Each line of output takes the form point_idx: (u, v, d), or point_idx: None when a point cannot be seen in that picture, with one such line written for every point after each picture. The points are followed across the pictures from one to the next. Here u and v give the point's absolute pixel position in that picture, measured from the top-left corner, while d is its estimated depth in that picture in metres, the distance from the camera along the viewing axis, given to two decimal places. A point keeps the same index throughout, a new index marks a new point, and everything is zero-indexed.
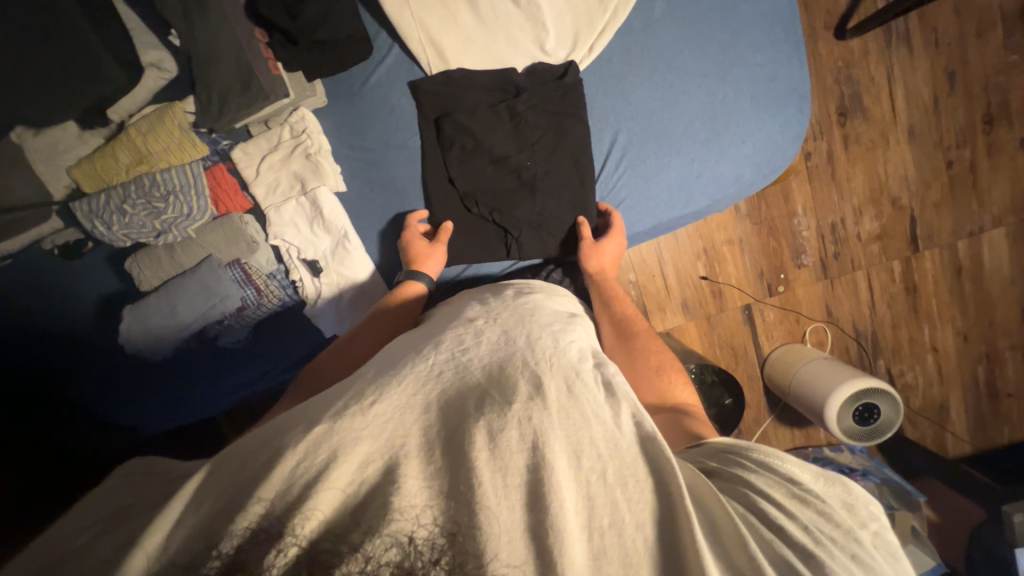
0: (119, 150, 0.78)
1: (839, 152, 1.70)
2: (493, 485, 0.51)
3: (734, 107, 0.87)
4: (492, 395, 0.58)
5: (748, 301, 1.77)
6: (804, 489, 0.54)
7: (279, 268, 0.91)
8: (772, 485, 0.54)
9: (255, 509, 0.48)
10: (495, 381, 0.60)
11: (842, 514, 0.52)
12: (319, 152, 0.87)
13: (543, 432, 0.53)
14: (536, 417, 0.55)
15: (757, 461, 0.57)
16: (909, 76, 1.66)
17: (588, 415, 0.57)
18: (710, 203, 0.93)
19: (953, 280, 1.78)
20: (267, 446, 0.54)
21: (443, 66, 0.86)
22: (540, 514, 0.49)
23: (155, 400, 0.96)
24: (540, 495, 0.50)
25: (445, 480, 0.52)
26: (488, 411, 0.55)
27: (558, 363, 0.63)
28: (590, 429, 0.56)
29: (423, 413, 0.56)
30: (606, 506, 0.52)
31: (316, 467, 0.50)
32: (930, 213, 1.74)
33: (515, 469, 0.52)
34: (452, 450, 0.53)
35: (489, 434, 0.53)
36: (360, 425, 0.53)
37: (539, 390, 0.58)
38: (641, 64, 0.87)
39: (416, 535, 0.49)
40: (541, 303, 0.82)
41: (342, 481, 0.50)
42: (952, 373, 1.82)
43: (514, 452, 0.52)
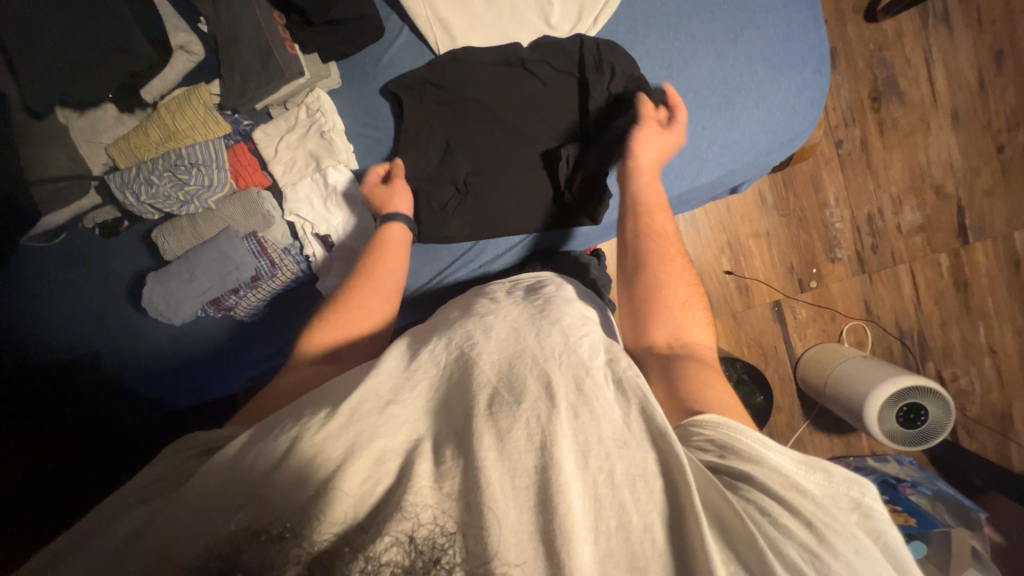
0: (150, 128, 0.85)
1: (874, 138, 1.61)
2: (503, 485, 0.48)
3: (746, 71, 0.84)
4: (501, 393, 0.55)
5: (777, 297, 1.68)
6: (799, 479, 0.49)
7: (294, 243, 0.93)
8: (771, 476, 0.49)
9: (260, 512, 0.48)
10: (504, 379, 0.56)
11: (833, 505, 0.48)
12: (332, 130, 0.90)
13: (552, 432, 0.50)
14: (546, 417, 0.52)
15: (748, 445, 0.52)
16: (950, 56, 1.57)
17: (598, 414, 0.53)
18: (724, 173, 0.89)
19: (1010, 274, 1.64)
20: (278, 435, 0.54)
21: (450, 43, 0.89)
22: (547, 520, 0.47)
23: (179, 380, 1.00)
24: (550, 498, 0.47)
25: (456, 480, 0.50)
26: (497, 409, 0.53)
27: (566, 359, 0.58)
28: (599, 428, 0.52)
29: (434, 415, 0.56)
30: (613, 507, 0.48)
31: (331, 462, 0.50)
32: (980, 201, 1.61)
33: (526, 469, 0.49)
34: (462, 448, 0.51)
35: (497, 433, 0.51)
36: (375, 422, 0.53)
37: (549, 389, 0.54)
38: (647, 32, 0.86)
39: (416, 532, 0.47)
40: (552, 292, 0.75)
41: (355, 480, 0.49)
42: (1014, 377, 1.65)
43: (523, 451, 0.50)
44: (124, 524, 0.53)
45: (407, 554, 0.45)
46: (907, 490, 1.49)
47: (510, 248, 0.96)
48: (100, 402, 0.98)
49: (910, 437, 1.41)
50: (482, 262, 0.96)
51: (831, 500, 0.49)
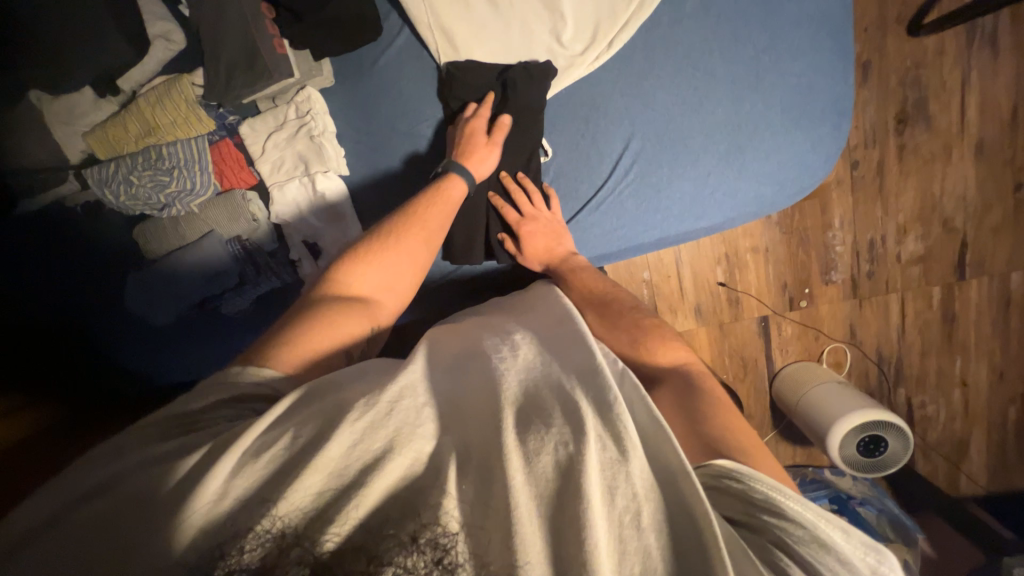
0: (130, 121, 0.80)
1: (892, 163, 1.55)
2: (530, 510, 0.45)
3: (762, 120, 0.79)
4: (532, 413, 0.52)
5: (765, 312, 1.70)
6: (825, 538, 0.48)
7: (278, 247, 0.92)
8: (796, 535, 0.48)
9: (294, 504, 0.45)
10: (530, 400, 0.54)
11: (862, 571, 0.47)
12: (322, 134, 0.85)
13: (583, 459, 0.47)
14: (574, 444, 0.48)
15: (765, 494, 0.50)
16: (989, 82, 1.47)
17: (628, 446, 0.49)
18: (723, 220, 0.86)
19: (998, 311, 1.65)
20: (301, 421, 0.51)
21: (452, 52, 0.82)
22: (573, 546, 0.43)
23: (168, 357, 0.97)
24: (575, 530, 0.44)
25: (480, 495, 0.47)
26: (525, 427, 0.50)
27: (596, 379, 0.55)
28: (627, 463, 0.48)
29: (463, 422, 0.53)
30: (638, 551, 0.45)
31: (360, 463, 0.47)
32: (985, 238, 1.59)
33: (551, 495, 0.46)
34: (486, 463, 0.49)
35: (524, 453, 0.48)
36: (412, 423, 0.50)
37: (577, 413, 0.51)
38: (663, 63, 0.80)
39: (420, 535, 0.44)
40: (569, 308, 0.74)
41: (379, 487, 0.46)
42: (979, 409, 1.72)
43: (549, 476, 0.47)
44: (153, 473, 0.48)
45: (411, 556, 0.43)
46: (856, 505, 1.59)
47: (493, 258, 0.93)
48: (89, 370, 0.97)
49: (867, 464, 1.49)
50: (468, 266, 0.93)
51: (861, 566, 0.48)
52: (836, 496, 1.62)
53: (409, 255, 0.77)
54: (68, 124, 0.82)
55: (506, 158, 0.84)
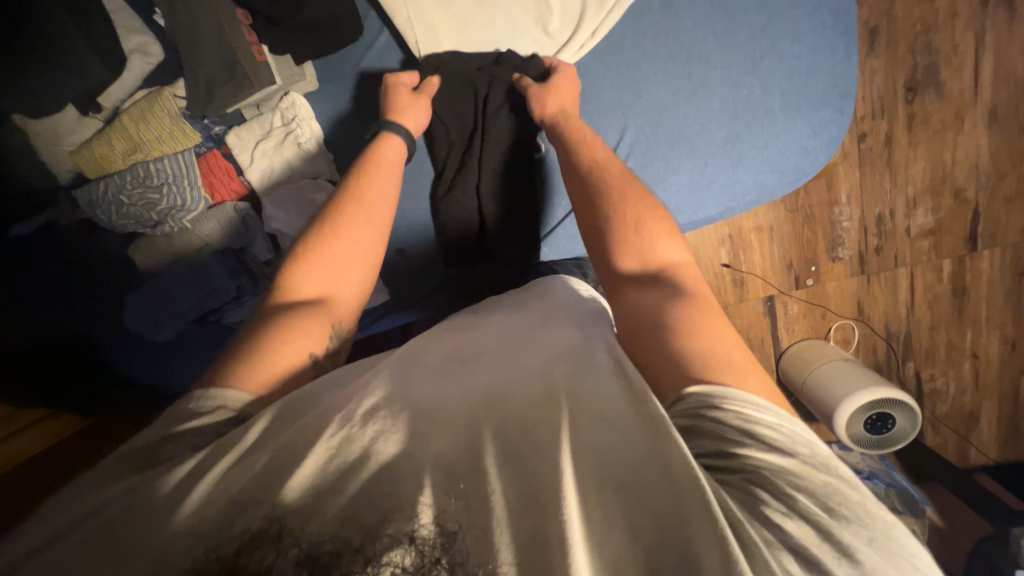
0: (114, 138, 0.79)
1: (901, 133, 1.49)
2: (508, 491, 0.45)
3: (760, 105, 0.76)
4: (520, 398, 0.53)
5: (771, 292, 1.68)
6: (806, 466, 0.43)
7: (273, 257, 0.91)
8: (776, 467, 0.43)
9: (274, 502, 0.45)
10: (513, 386, 0.55)
11: (848, 493, 0.42)
12: (310, 140, 0.84)
13: (563, 441, 0.47)
14: (554, 425, 0.48)
15: (739, 427, 0.45)
16: (1004, 44, 1.40)
17: (608, 422, 0.49)
18: (722, 210, 0.83)
19: (1010, 281, 1.62)
20: (292, 425, 0.52)
21: (434, 44, 0.80)
22: (552, 525, 0.42)
23: (170, 374, 0.95)
24: (553, 507, 0.43)
25: (459, 480, 0.47)
26: (506, 416, 0.51)
27: (578, 363, 0.56)
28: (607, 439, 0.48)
29: (442, 411, 0.53)
30: (616, 521, 0.43)
31: (344, 460, 0.48)
32: (998, 207, 1.54)
33: (529, 475, 0.46)
34: (475, 450, 0.48)
35: (503, 438, 0.49)
36: (389, 420, 0.51)
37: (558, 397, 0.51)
38: (655, 51, 0.76)
39: (416, 532, 0.43)
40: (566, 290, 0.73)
41: (359, 479, 0.47)
42: (989, 381, 1.70)
43: (529, 459, 0.47)
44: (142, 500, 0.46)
45: (407, 555, 0.42)
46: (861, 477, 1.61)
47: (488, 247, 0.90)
48: (86, 393, 0.93)
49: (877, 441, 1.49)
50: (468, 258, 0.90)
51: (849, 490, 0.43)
52: None
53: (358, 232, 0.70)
54: (55, 146, 0.82)
55: (496, 156, 0.82)
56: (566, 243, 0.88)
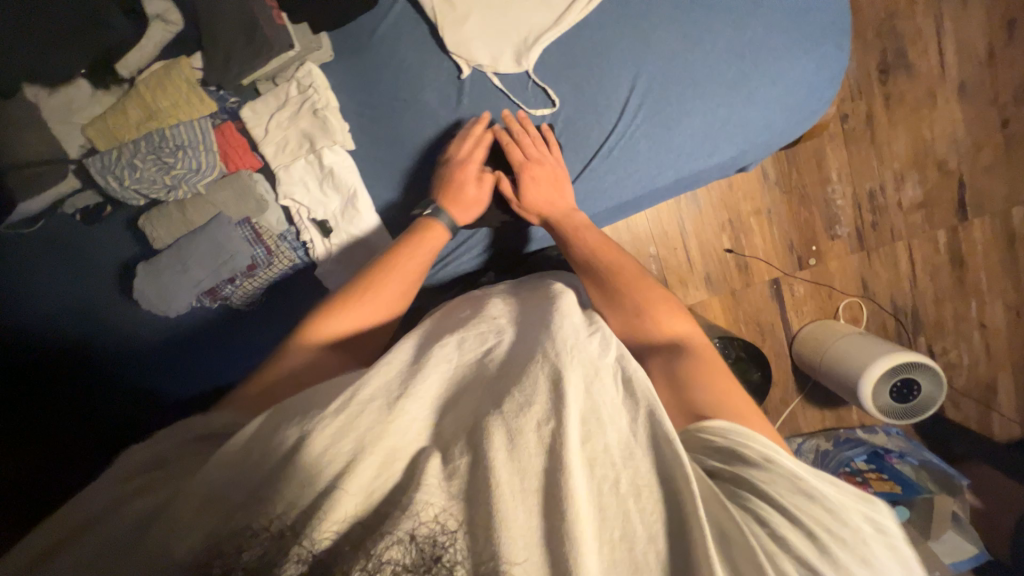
0: (130, 106, 0.79)
1: (880, 113, 1.57)
2: (513, 486, 0.46)
3: (765, 45, 0.80)
4: (510, 393, 0.52)
5: (776, 274, 1.69)
6: (810, 486, 0.47)
7: (289, 229, 0.90)
8: (778, 483, 0.48)
9: (275, 511, 0.44)
10: (513, 380, 0.54)
11: (850, 513, 0.46)
12: (326, 108, 0.85)
13: (564, 433, 0.47)
14: (557, 418, 0.49)
15: (756, 453, 0.51)
16: (961, 26, 1.52)
17: (604, 418, 0.51)
18: (736, 153, 0.86)
19: (1005, 250, 1.66)
20: (286, 428, 0.49)
21: (448, 9, 0.82)
22: (557, 519, 0.44)
23: (179, 366, 0.96)
24: (559, 502, 0.45)
25: (465, 480, 0.47)
26: (507, 408, 0.50)
27: (580, 359, 0.55)
28: (608, 435, 0.50)
29: (442, 414, 0.53)
30: (618, 517, 0.46)
31: (340, 459, 0.46)
32: (981, 177, 1.61)
33: (535, 471, 0.47)
34: (472, 450, 0.48)
35: (507, 432, 0.48)
36: (381, 420, 0.49)
37: (559, 390, 0.51)
38: (661, 2, 0.80)
39: (417, 531, 0.43)
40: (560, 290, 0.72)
41: (360, 482, 0.45)
42: (1001, 350, 1.70)
43: (533, 452, 0.47)
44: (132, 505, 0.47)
45: (408, 553, 0.42)
46: (894, 459, 1.56)
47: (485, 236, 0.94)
48: (98, 392, 0.95)
49: (903, 411, 1.46)
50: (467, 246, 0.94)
51: (850, 508, 0.47)
52: (873, 452, 1.59)
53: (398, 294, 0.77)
54: (72, 119, 0.81)
55: (509, 114, 0.86)
56: (585, 203, 0.89)
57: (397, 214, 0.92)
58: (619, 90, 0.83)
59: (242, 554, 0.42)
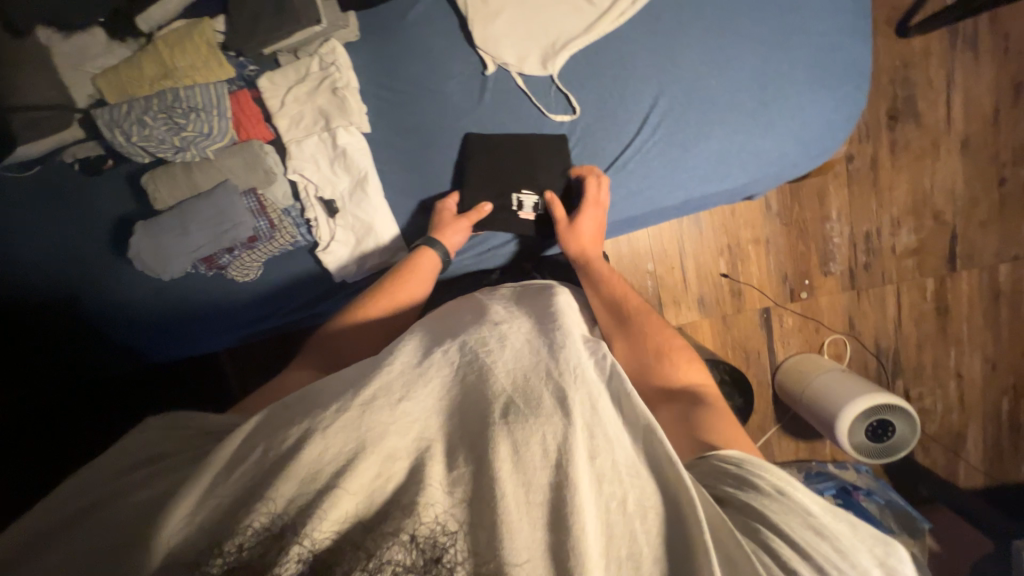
0: (146, 62, 0.77)
1: (885, 158, 1.61)
2: (517, 499, 0.46)
3: (788, 78, 0.81)
4: (515, 402, 0.51)
5: (767, 304, 1.72)
6: (819, 522, 0.49)
7: (294, 205, 0.89)
8: (791, 516, 0.49)
9: (271, 506, 0.44)
10: (519, 389, 0.53)
11: (858, 552, 0.48)
12: (346, 87, 0.84)
13: (569, 450, 0.47)
14: (563, 434, 0.48)
15: (769, 484, 0.52)
16: (971, 83, 1.56)
17: (612, 438, 0.50)
18: (747, 181, 0.87)
19: (989, 304, 1.70)
20: (288, 426, 0.49)
21: (480, 4, 0.82)
22: (560, 533, 0.45)
23: (165, 333, 0.95)
24: (563, 516, 0.45)
25: (468, 486, 0.48)
26: (512, 419, 0.50)
27: (582, 376, 0.54)
28: (613, 453, 0.50)
29: (447, 416, 0.52)
30: (624, 537, 0.46)
31: (340, 459, 0.46)
32: (974, 231, 1.65)
33: (540, 486, 0.47)
34: (475, 458, 0.48)
35: (512, 444, 0.48)
36: (386, 420, 0.49)
37: (565, 405, 0.51)
38: (692, 24, 0.81)
39: (417, 531, 0.44)
40: (565, 304, 0.71)
41: (361, 483, 0.46)
42: (974, 401, 1.75)
43: (537, 466, 0.47)
44: (137, 492, 0.49)
45: (409, 553, 0.44)
46: (861, 497, 1.55)
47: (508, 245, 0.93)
48: (85, 350, 0.95)
49: (874, 450, 1.50)
50: (490, 250, 0.93)
51: (858, 549, 0.49)
52: (843, 486, 1.60)
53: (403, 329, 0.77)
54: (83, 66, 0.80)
55: (529, 116, 0.86)
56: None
57: (406, 201, 0.92)
58: (641, 104, 0.84)
59: (242, 547, 0.43)
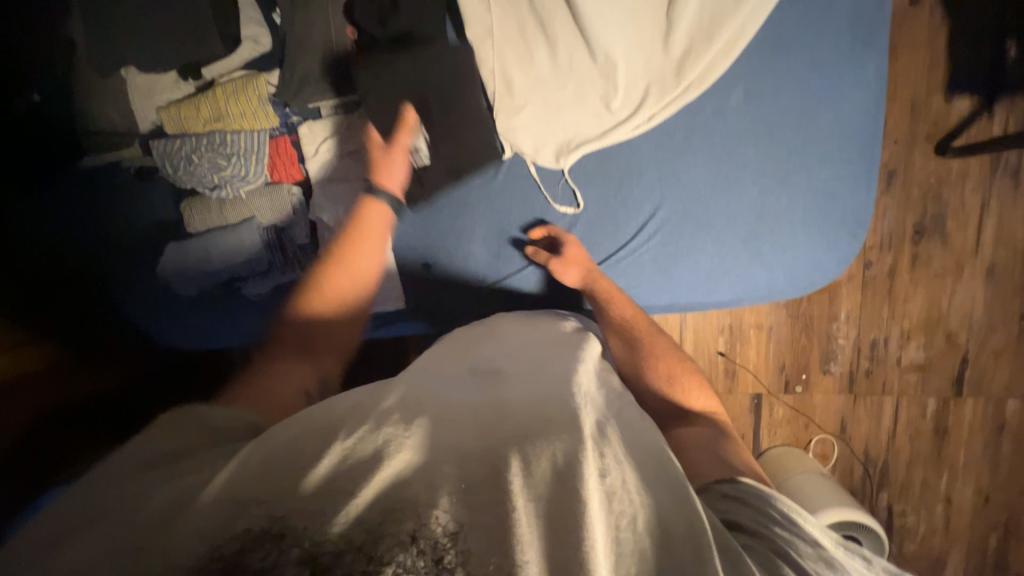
0: (203, 105, 0.86)
1: (904, 270, 1.59)
2: (525, 508, 0.48)
3: (785, 214, 0.84)
4: (531, 427, 0.57)
5: (760, 390, 1.71)
6: (830, 554, 0.52)
7: (308, 243, 0.96)
8: (803, 545, 0.52)
9: (296, 492, 0.48)
10: (537, 413, 0.60)
11: None
12: (374, 148, 0.92)
13: (578, 462, 0.51)
14: (573, 451, 0.53)
15: (782, 514, 0.56)
16: (1006, 212, 1.52)
17: (621, 462, 0.56)
18: (731, 299, 0.90)
19: (990, 435, 1.65)
20: (318, 430, 0.56)
21: (507, 97, 0.88)
22: (567, 546, 0.45)
23: (174, 317, 1.02)
24: (571, 520, 0.47)
25: (477, 494, 0.49)
26: (525, 440, 0.55)
27: (596, 410, 0.63)
28: (625, 478, 0.54)
29: (465, 432, 0.57)
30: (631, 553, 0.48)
31: (363, 457, 0.51)
32: (986, 359, 1.60)
33: (547, 498, 0.49)
34: (486, 469, 0.51)
35: (525, 460, 0.52)
36: (406, 434, 0.54)
37: (577, 428, 0.56)
38: (701, 147, 0.84)
39: (421, 535, 0.46)
40: (588, 344, 0.81)
41: (380, 480, 0.49)
42: (960, 530, 1.69)
43: (547, 480, 0.51)
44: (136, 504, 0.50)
45: (410, 556, 0.44)
46: None
47: (540, 272, 0.96)
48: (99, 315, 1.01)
49: None
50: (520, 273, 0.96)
51: None
52: None
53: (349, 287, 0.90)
54: (148, 94, 0.89)
55: (535, 201, 0.92)
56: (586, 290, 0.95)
57: (410, 255, 0.98)
58: (641, 211, 0.88)
59: (250, 537, 0.45)
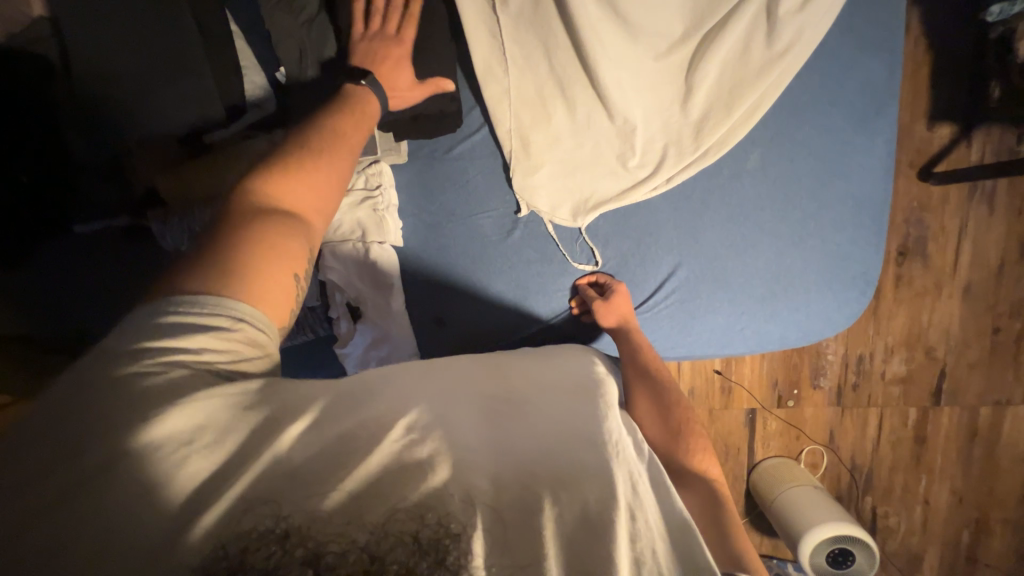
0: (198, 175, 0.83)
1: (888, 289, 1.66)
2: (549, 552, 0.51)
3: (799, 275, 0.86)
4: (562, 462, 0.59)
5: (754, 405, 1.77)
6: None
7: (318, 305, 0.95)
8: None
9: (329, 500, 0.51)
10: (567, 446, 0.61)
11: None
12: (386, 208, 0.89)
13: (608, 514, 0.54)
14: (605, 501, 0.55)
15: None
16: (982, 234, 1.60)
17: (649, 519, 0.57)
18: (745, 351, 0.93)
19: (964, 441, 1.76)
20: (353, 434, 0.56)
21: (524, 156, 0.86)
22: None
23: None
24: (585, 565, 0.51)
25: (500, 522, 0.53)
26: (558, 480, 0.57)
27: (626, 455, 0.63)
28: (648, 530, 0.56)
29: (499, 453, 0.59)
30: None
31: (407, 480, 0.53)
32: (961, 371, 1.70)
33: (566, 538, 0.53)
34: (519, 500, 0.55)
35: (555, 503, 0.55)
36: (448, 449, 0.57)
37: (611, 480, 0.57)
38: (718, 208, 0.85)
39: (446, 553, 0.49)
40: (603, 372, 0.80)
41: (414, 494, 0.52)
42: (937, 529, 1.81)
43: (572, 523, 0.54)
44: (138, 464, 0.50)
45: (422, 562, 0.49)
46: None
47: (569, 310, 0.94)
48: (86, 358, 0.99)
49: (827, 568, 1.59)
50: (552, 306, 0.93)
51: None
52: None
53: (328, 214, 0.72)
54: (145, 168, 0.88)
55: (553, 255, 0.92)
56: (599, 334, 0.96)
57: (423, 313, 0.96)
58: (659, 270, 0.89)
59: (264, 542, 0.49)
